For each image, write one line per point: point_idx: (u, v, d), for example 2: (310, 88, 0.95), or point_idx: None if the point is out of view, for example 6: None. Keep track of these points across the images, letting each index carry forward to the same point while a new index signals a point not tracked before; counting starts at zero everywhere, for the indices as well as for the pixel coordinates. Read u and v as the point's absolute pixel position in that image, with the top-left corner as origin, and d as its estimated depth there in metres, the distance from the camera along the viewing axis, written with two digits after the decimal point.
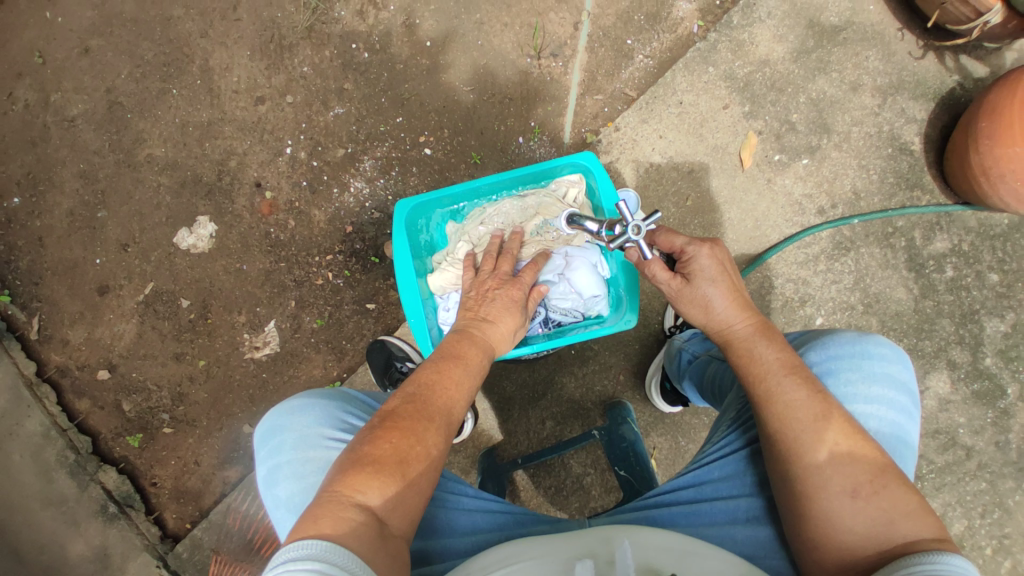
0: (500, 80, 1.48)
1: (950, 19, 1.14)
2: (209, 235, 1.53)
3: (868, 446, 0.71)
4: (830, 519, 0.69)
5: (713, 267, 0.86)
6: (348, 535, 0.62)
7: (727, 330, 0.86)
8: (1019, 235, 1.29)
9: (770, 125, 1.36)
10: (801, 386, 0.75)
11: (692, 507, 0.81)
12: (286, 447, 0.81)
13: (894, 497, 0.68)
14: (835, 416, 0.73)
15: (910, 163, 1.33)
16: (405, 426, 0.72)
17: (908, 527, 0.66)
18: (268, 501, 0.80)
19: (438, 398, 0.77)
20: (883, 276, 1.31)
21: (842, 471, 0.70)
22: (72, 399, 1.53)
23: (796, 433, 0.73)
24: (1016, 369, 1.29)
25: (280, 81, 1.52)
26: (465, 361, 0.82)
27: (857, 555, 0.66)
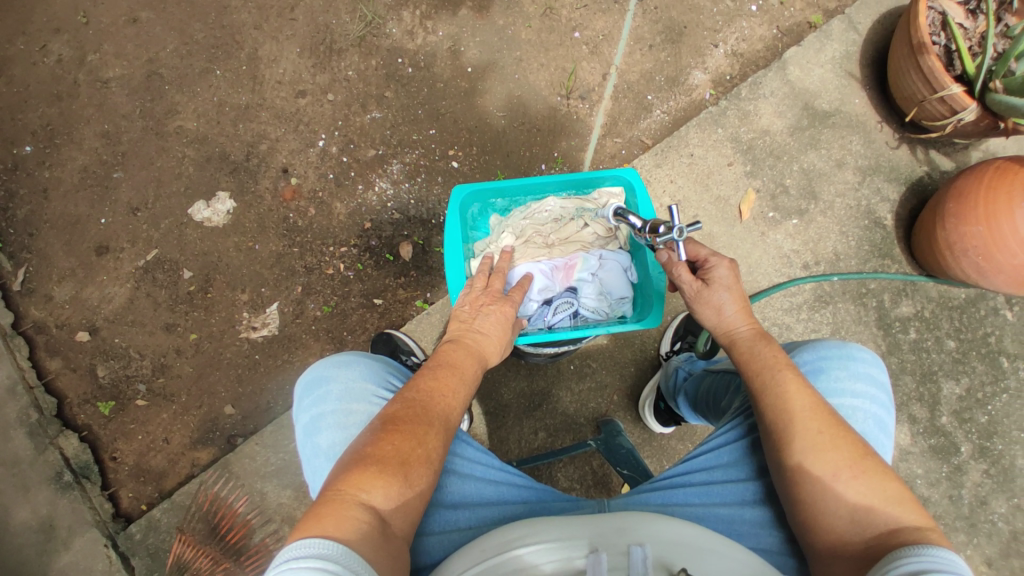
0: (531, 111, 1.61)
1: (927, 115, 1.35)
2: (226, 211, 1.54)
3: (847, 436, 0.76)
4: (818, 504, 0.74)
5: (729, 276, 0.90)
6: (354, 539, 0.64)
7: (732, 333, 0.89)
8: (974, 309, 1.46)
9: (767, 186, 1.52)
10: (794, 379, 0.80)
11: (704, 488, 0.86)
12: (331, 398, 0.84)
13: (873, 483, 0.72)
14: (822, 410, 0.78)
15: (883, 235, 1.51)
16: (406, 427, 0.76)
17: (890, 513, 0.71)
18: (307, 448, 0.82)
19: (437, 403, 0.81)
20: (856, 330, 1.46)
21: (826, 458, 0.74)
22: (44, 356, 1.46)
23: (785, 426, 0.77)
24: (968, 430, 1.42)
25: (324, 79, 1.60)
26: (464, 370, 0.87)
27: (845, 538, 0.71)
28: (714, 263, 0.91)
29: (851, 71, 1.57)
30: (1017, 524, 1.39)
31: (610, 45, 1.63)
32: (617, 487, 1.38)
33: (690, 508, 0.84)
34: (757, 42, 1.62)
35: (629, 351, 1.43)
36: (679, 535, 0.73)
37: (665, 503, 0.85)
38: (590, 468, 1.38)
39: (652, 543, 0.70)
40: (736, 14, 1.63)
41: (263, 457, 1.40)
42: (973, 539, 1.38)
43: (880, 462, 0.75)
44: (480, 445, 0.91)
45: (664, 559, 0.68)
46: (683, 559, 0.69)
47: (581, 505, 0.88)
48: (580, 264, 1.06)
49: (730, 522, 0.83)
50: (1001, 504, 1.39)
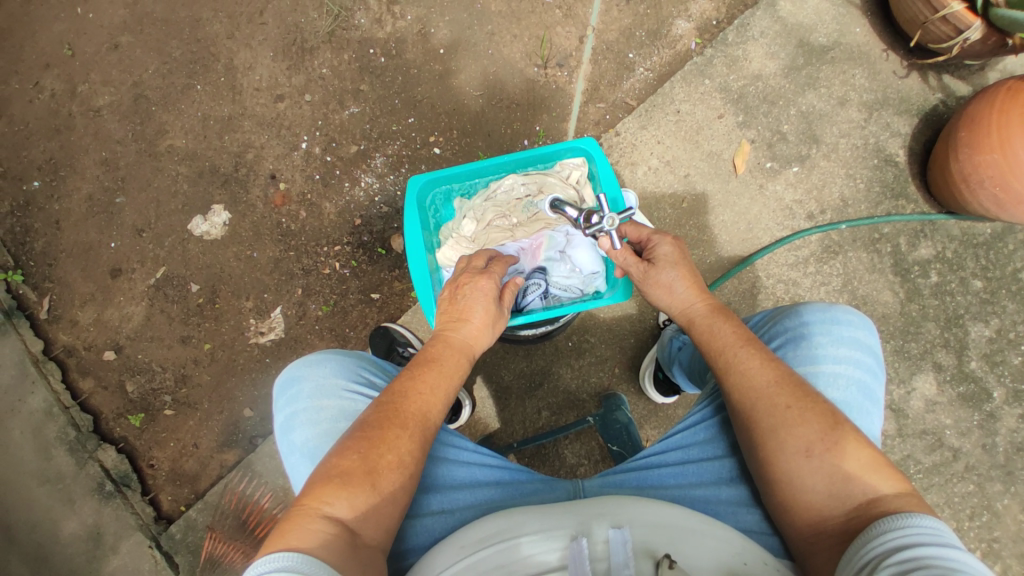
0: (508, 87, 1.56)
1: (932, 38, 1.22)
2: (223, 223, 1.59)
3: (819, 408, 0.71)
4: (793, 482, 0.70)
5: (674, 252, 0.88)
6: (318, 548, 0.64)
7: (687, 311, 0.85)
8: (1002, 244, 1.34)
9: (762, 135, 1.43)
10: (757, 355, 0.76)
11: (680, 468, 0.84)
12: (303, 396, 0.85)
13: (849, 454, 0.68)
14: (790, 382, 0.73)
15: (895, 174, 1.40)
16: (379, 434, 0.74)
17: (869, 483, 0.66)
18: (284, 445, 0.84)
19: (409, 407, 0.78)
20: (870, 280, 1.37)
21: (798, 432, 0.70)
22: (77, 377, 1.56)
23: (754, 402, 0.74)
24: (1001, 374, 1.32)
25: (300, 80, 1.60)
26: (447, 364, 0.84)
27: (824, 512, 0.68)
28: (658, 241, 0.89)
29: None
30: None
31: (584, 5, 1.55)
32: None
33: (666, 490, 0.83)
34: None
35: (626, 323, 1.40)
36: (664, 517, 0.67)
37: (641, 485, 0.83)
38: (596, 443, 1.37)
39: (633, 525, 0.66)
40: None
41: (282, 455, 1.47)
42: (1013, 489, 1.30)
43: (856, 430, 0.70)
44: (455, 430, 0.92)
45: (647, 546, 0.64)
46: (667, 545, 0.64)
47: (555, 487, 0.88)
48: (546, 243, 1.05)
49: (707, 503, 0.81)
50: None
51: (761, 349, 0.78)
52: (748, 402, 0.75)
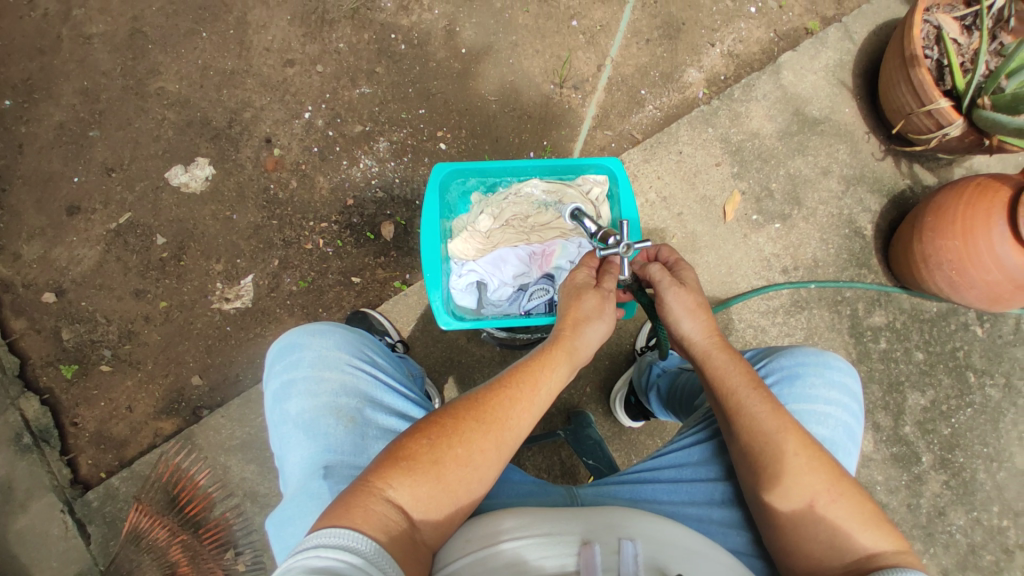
0: (522, 98, 1.59)
1: (913, 128, 1.37)
2: (205, 177, 1.50)
3: (826, 459, 0.75)
4: (797, 529, 0.73)
5: (696, 281, 0.90)
6: (380, 531, 0.64)
7: (702, 343, 0.86)
8: (945, 323, 1.49)
9: (752, 188, 1.53)
10: (767, 400, 0.78)
11: (674, 484, 0.86)
12: (304, 364, 0.82)
13: (852, 508, 0.72)
14: (798, 429, 0.76)
15: (862, 245, 1.52)
16: (459, 426, 0.74)
17: (867, 539, 0.71)
18: (276, 414, 0.80)
19: (495, 406, 0.76)
20: (828, 337, 1.48)
21: (807, 483, 0.73)
22: (10, 316, 1.42)
23: (762, 447, 0.76)
24: (930, 441, 1.45)
25: (314, 49, 1.56)
26: (542, 365, 0.82)
27: (824, 562, 0.71)
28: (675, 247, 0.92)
29: (843, 80, 1.58)
30: (976, 538, 1.42)
31: (606, 35, 1.62)
32: (584, 479, 1.37)
33: (659, 505, 0.85)
34: (754, 44, 1.62)
35: (604, 344, 1.43)
36: (672, 534, 0.67)
37: (635, 498, 0.85)
38: (558, 459, 1.37)
39: (644, 539, 0.65)
40: (734, 15, 1.62)
41: (228, 431, 1.37)
42: (930, 549, 1.41)
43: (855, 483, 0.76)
44: None
45: (656, 561, 0.63)
46: (679, 564, 0.64)
47: (549, 492, 0.85)
48: (558, 251, 1.11)
49: (700, 521, 0.83)
50: (961, 516, 1.43)
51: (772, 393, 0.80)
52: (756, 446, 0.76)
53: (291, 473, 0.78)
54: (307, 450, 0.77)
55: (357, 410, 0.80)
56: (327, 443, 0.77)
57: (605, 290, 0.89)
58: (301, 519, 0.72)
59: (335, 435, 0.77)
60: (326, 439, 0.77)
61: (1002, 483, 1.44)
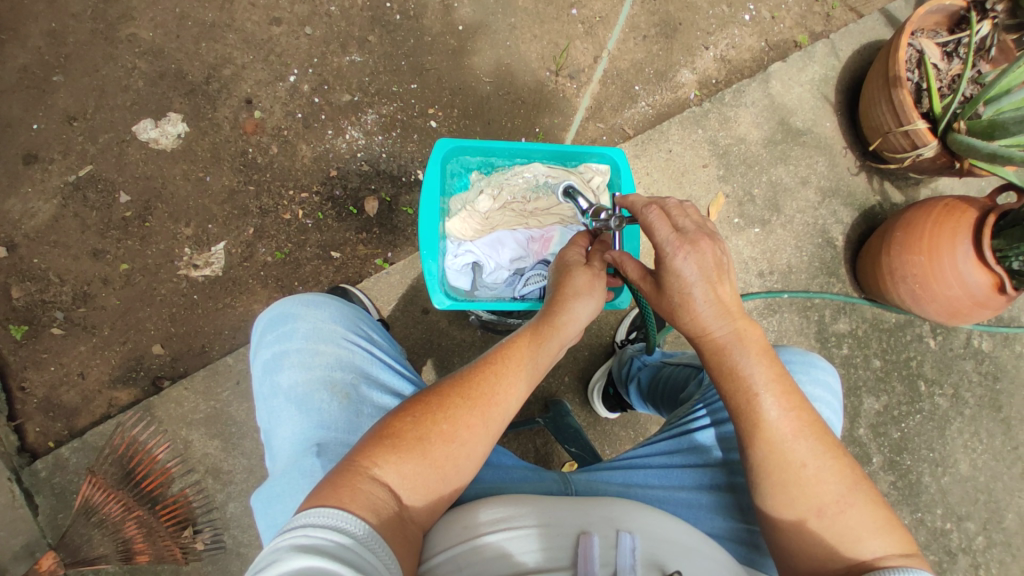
0: (517, 82, 1.57)
1: (889, 147, 1.43)
2: (177, 134, 1.41)
3: (836, 467, 0.75)
4: (802, 532, 0.74)
5: (693, 274, 0.77)
6: (367, 510, 0.62)
7: (717, 336, 0.79)
8: (902, 334, 1.58)
9: (736, 193, 1.57)
10: (774, 402, 0.76)
11: (664, 470, 0.88)
12: (297, 336, 0.80)
13: (859, 516, 0.73)
14: (808, 435, 0.76)
15: (833, 255, 1.59)
16: (444, 403, 0.73)
17: (875, 545, 0.72)
18: (266, 386, 0.78)
19: (480, 382, 0.76)
20: (796, 340, 1.54)
21: (813, 492, 0.74)
22: None
23: (767, 453, 0.75)
24: (881, 443, 1.54)
25: (303, 10, 1.48)
26: (528, 343, 0.82)
27: (827, 563, 0.72)
28: (681, 213, 0.81)
29: (826, 95, 1.63)
30: (917, 536, 1.53)
31: (605, 28, 1.61)
32: (558, 466, 1.38)
33: (650, 490, 0.86)
34: (746, 51, 1.65)
35: (585, 335, 1.44)
36: (669, 530, 0.68)
37: (627, 483, 0.86)
38: (534, 446, 1.37)
39: (644, 535, 0.66)
40: (729, 21, 1.65)
41: (191, 404, 1.31)
42: None
43: (869, 486, 0.76)
44: None
45: (654, 557, 0.64)
46: (677, 561, 0.65)
47: (543, 476, 0.85)
48: (555, 238, 1.13)
49: (689, 506, 0.85)
50: (904, 515, 1.53)
51: (792, 399, 0.77)
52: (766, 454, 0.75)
53: (279, 448, 0.75)
54: (299, 425, 0.74)
55: (352, 387, 0.78)
56: (321, 419, 0.75)
57: (597, 268, 0.90)
58: (290, 496, 0.70)
59: (329, 411, 0.75)
60: (319, 414, 0.75)
61: (944, 485, 1.55)
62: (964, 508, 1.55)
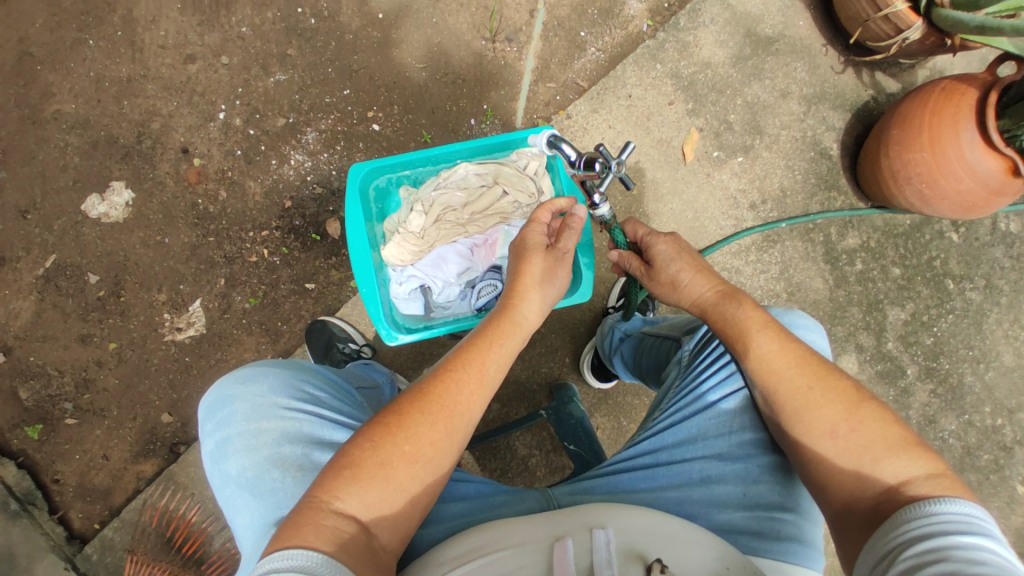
0: (453, 60, 1.47)
1: (870, 36, 1.27)
2: (125, 203, 1.38)
3: (839, 389, 0.72)
4: (823, 463, 0.70)
5: (670, 250, 0.89)
6: (334, 545, 0.60)
7: (703, 300, 0.85)
8: (919, 233, 1.45)
9: (710, 124, 1.44)
10: (771, 337, 0.77)
11: (650, 471, 0.80)
12: (237, 419, 0.78)
13: (873, 435, 0.68)
14: (808, 363, 0.74)
15: (828, 167, 1.45)
16: (405, 421, 0.69)
17: (898, 464, 0.66)
18: (218, 477, 0.76)
19: (441, 392, 0.72)
20: (804, 267, 1.43)
21: (822, 416, 0.71)
22: None
23: (773, 385, 0.74)
24: (914, 353, 1.44)
25: (214, 40, 1.40)
26: (490, 342, 0.78)
27: (856, 489, 0.67)
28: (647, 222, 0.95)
29: None
30: (968, 439, 1.45)
31: None
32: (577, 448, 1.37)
33: (638, 494, 0.79)
34: None
35: (577, 312, 1.39)
36: (652, 523, 0.66)
37: (613, 490, 0.79)
38: (548, 433, 1.36)
39: (619, 528, 0.64)
40: None
41: None
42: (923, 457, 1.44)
43: (882, 407, 0.71)
44: None
45: (636, 547, 0.62)
46: (659, 550, 0.62)
47: (523, 497, 0.81)
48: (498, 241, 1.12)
49: (680, 505, 0.77)
50: (951, 421, 1.45)
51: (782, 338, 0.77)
52: (770, 387, 0.75)
53: (243, 535, 0.74)
54: (256, 511, 0.73)
55: (302, 457, 0.75)
56: (276, 499, 0.73)
57: (558, 252, 0.88)
58: None
59: (282, 490, 0.73)
60: (273, 495, 0.73)
61: (989, 381, 1.46)
62: (1014, 400, 1.47)
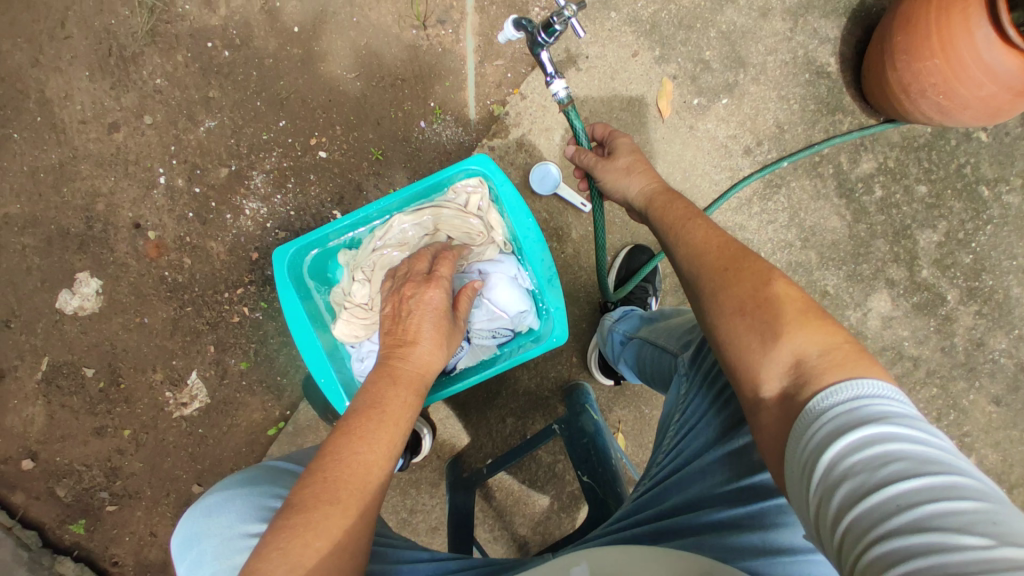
0: (386, 60, 1.32)
1: None
2: (96, 292, 1.34)
3: (757, 273, 0.68)
4: (732, 343, 0.66)
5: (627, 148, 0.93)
6: None
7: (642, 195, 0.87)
8: (942, 142, 1.28)
9: (684, 68, 1.26)
10: (701, 228, 0.77)
11: None
12: (208, 559, 0.68)
13: (780, 313, 0.63)
14: (730, 250, 0.72)
15: (828, 86, 1.28)
16: (312, 517, 0.57)
17: (800, 341, 0.60)
18: None
19: (347, 470, 0.61)
20: (816, 208, 1.28)
21: (734, 293, 0.67)
22: (6, 493, 1.40)
23: (695, 270, 0.73)
24: (953, 276, 1.30)
25: (132, 100, 1.30)
26: (383, 406, 0.68)
27: (759, 366, 0.62)
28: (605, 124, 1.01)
29: None
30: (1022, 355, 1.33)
31: None
32: None
33: None
34: None
35: (575, 308, 1.31)
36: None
37: None
38: None
39: None
40: None
41: None
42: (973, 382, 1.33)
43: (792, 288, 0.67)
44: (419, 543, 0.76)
45: None
46: None
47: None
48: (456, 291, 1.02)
49: None
50: (1001, 339, 1.32)
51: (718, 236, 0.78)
52: (695, 270, 0.74)
53: None
54: None
55: None
56: None
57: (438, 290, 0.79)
58: None
59: None
60: None
61: None
62: None
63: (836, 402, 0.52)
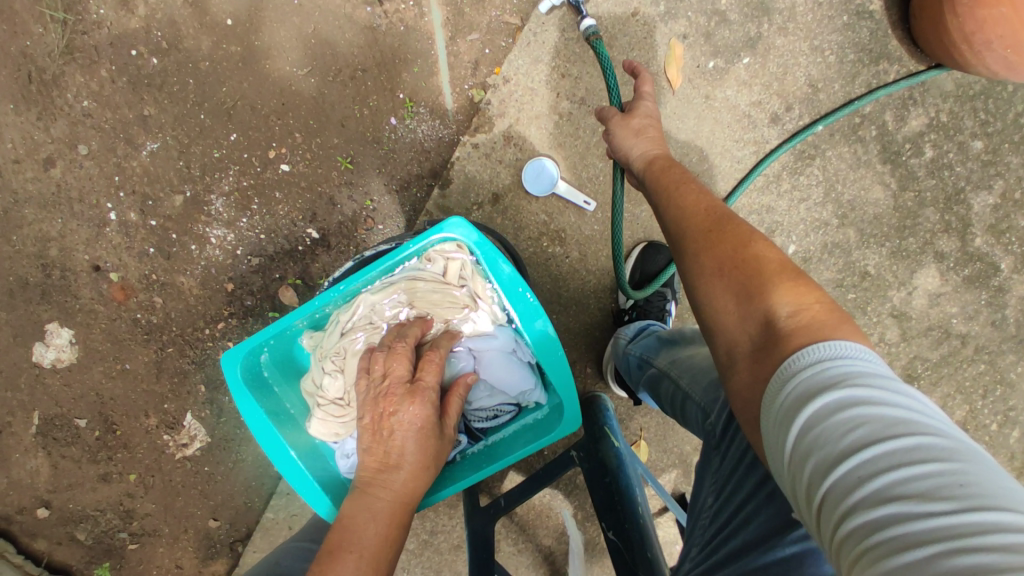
0: (340, 49, 1.14)
1: None
2: (70, 343, 1.25)
3: (740, 234, 0.66)
4: (708, 304, 0.64)
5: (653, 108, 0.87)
6: None
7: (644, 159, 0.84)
8: (1000, 88, 1.10)
9: (695, 24, 1.07)
10: (694, 193, 0.75)
11: None
12: None
13: (760, 274, 0.60)
14: (717, 214, 0.70)
15: (872, 29, 1.09)
16: None
17: (776, 302, 0.57)
18: None
19: None
20: (855, 178, 1.11)
21: (715, 251, 0.65)
22: (28, 542, 1.34)
23: (682, 230, 0.71)
24: (1008, 242, 1.14)
25: (63, 129, 1.16)
26: (365, 546, 0.60)
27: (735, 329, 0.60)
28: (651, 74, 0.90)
29: None
30: None
31: None
32: None
33: None
34: None
35: (585, 315, 1.17)
36: None
37: None
38: None
39: None
40: None
41: None
42: None
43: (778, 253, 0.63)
44: None
45: None
46: None
47: None
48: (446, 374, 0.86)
49: None
50: None
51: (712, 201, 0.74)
52: (681, 233, 0.72)
53: None
54: None
55: None
56: None
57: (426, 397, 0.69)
58: None
59: None
60: None
61: None
62: None
63: (804, 366, 0.50)
